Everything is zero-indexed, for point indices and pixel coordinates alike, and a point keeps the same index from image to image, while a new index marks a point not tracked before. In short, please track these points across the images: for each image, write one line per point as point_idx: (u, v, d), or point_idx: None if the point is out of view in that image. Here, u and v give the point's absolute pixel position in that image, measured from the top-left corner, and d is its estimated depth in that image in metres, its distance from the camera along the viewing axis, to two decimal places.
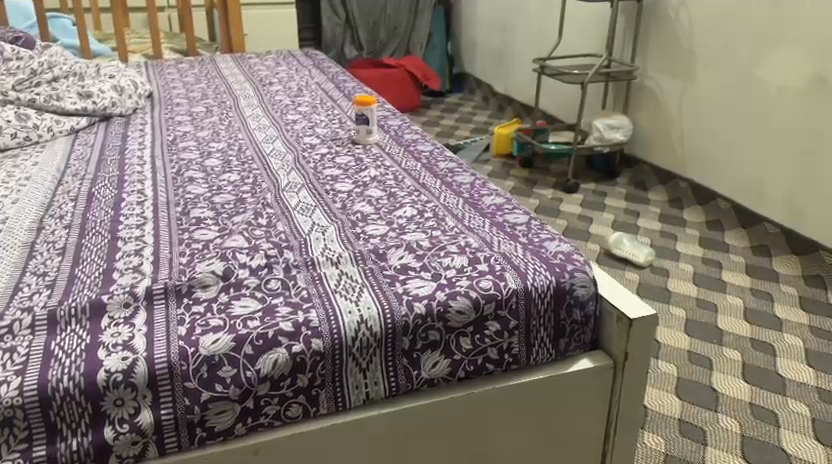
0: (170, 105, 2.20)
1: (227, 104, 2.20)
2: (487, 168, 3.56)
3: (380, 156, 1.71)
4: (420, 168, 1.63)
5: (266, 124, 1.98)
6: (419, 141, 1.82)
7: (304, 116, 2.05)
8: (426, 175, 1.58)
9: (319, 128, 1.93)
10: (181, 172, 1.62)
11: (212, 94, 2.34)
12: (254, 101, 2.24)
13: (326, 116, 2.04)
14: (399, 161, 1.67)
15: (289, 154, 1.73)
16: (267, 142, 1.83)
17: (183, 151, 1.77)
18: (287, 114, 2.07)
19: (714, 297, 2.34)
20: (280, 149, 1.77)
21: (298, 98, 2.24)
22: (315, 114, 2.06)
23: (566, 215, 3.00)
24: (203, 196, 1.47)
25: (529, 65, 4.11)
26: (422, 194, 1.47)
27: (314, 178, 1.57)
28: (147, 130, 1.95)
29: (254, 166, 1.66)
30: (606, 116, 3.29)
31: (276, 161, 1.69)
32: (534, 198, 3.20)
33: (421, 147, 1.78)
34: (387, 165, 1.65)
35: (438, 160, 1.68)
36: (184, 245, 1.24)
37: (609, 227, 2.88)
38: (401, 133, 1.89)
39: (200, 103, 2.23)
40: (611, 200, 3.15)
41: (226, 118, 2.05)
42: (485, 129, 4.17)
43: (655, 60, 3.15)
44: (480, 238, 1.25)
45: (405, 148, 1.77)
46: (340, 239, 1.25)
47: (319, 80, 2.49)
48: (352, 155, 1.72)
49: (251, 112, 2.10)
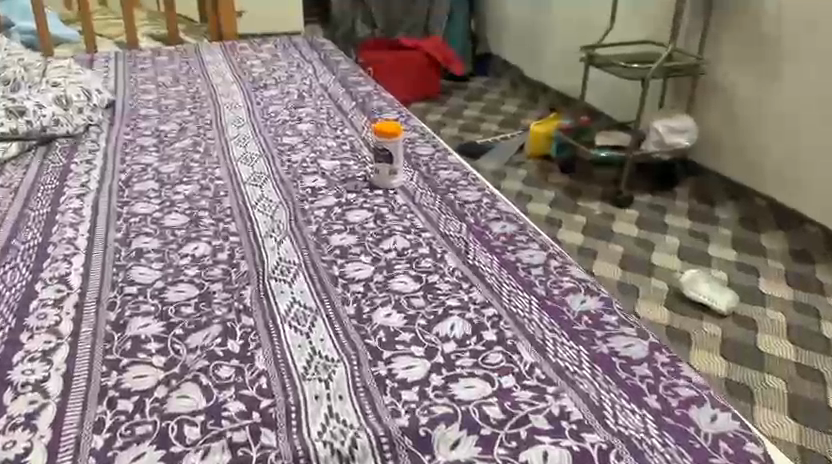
0: (135, 118, 1.87)
1: (208, 122, 1.88)
2: (520, 171, 3.07)
3: (415, 209, 1.57)
4: (457, 241, 1.46)
5: (254, 167, 1.70)
6: (453, 201, 1.62)
7: (309, 149, 1.79)
8: (457, 262, 1.39)
9: (327, 164, 1.73)
10: (131, 243, 1.39)
11: (192, 106, 1.96)
12: (243, 114, 1.94)
13: (332, 153, 1.77)
14: (420, 237, 1.46)
15: (293, 206, 1.56)
16: (252, 182, 1.64)
17: (135, 201, 1.53)
18: (286, 146, 1.80)
19: (821, 365, 1.89)
20: (286, 198, 1.58)
21: (295, 119, 1.93)
22: (323, 139, 1.84)
23: (620, 237, 2.52)
24: (149, 289, 1.26)
25: (567, 51, 3.58)
26: (475, 289, 1.31)
27: (306, 264, 1.37)
28: (94, 174, 1.61)
29: (249, 220, 1.49)
30: (664, 116, 2.78)
31: (272, 215, 1.52)
32: (580, 212, 2.70)
33: (459, 212, 1.58)
34: (411, 236, 1.47)
35: (483, 255, 1.42)
36: (104, 402, 1.02)
37: (675, 257, 2.39)
38: (431, 189, 1.67)
39: (173, 116, 1.90)
40: (674, 218, 2.65)
41: (206, 155, 1.73)
42: (514, 120, 3.67)
43: (727, 48, 2.63)
44: (583, 403, 1.05)
45: (436, 203, 1.61)
46: (352, 394, 1.05)
47: (329, 93, 2.09)
48: (364, 229, 1.49)
49: (235, 132, 1.84)
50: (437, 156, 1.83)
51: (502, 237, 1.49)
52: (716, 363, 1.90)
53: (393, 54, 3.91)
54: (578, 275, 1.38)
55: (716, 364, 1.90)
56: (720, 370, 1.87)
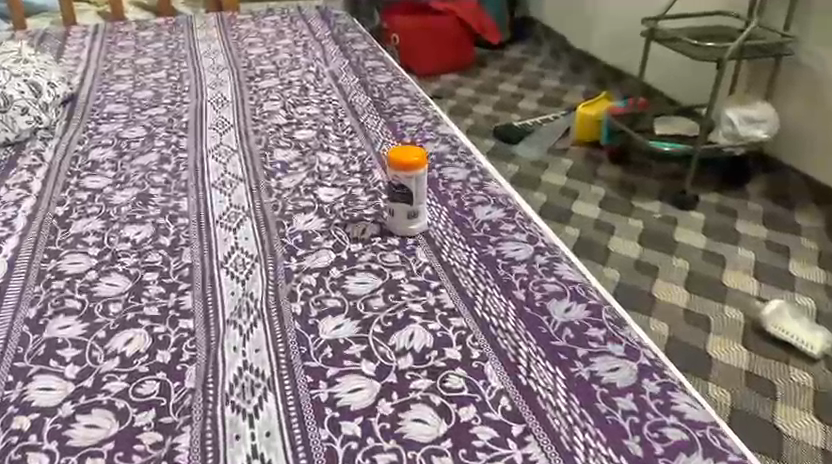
0: (96, 118, 1.54)
1: (185, 126, 1.51)
2: (564, 167, 2.62)
3: (441, 277, 1.14)
4: (501, 340, 1.02)
5: (232, 195, 1.32)
6: (497, 263, 1.17)
7: (304, 173, 1.39)
8: (500, 377, 0.96)
9: (327, 201, 1.31)
10: (45, 329, 1.02)
11: (166, 102, 1.60)
12: (229, 115, 1.56)
13: (334, 178, 1.37)
14: (447, 332, 1.03)
15: (273, 271, 1.14)
16: (225, 222, 1.25)
17: (66, 251, 1.16)
18: (275, 165, 1.41)
19: None
20: (269, 256, 1.17)
21: (291, 122, 1.55)
22: (323, 155, 1.44)
23: (684, 252, 2.13)
24: (48, 422, 0.88)
25: (622, 19, 3.12)
26: (531, 443, 0.87)
27: (281, 383, 0.95)
28: (26, 204, 1.26)
29: (212, 296, 1.09)
30: (740, 105, 2.36)
31: (243, 286, 1.11)
32: (635, 215, 2.32)
33: (504, 284, 1.13)
34: (436, 329, 1.03)
35: (538, 370, 0.97)
36: None
37: (753, 281, 2.00)
38: (464, 240, 1.22)
39: (142, 116, 1.55)
40: (746, 224, 2.26)
41: (171, 180, 1.35)
42: (558, 101, 3.18)
43: (823, 27, 2.18)
44: None
45: (471, 266, 1.16)
46: None
47: (338, 86, 1.69)
48: (367, 317, 1.05)
49: (214, 145, 1.46)
50: (474, 181, 1.39)
51: (567, 330, 1.04)
52: (810, 428, 1.55)
53: (422, 18, 3.46)
54: (692, 415, 0.92)
55: (811, 429, 1.55)
56: (815, 437, 1.53)
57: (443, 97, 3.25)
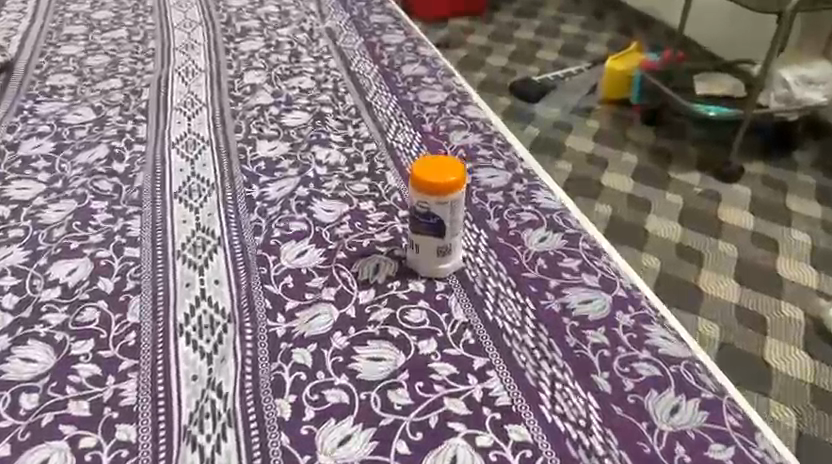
0: (32, 80, 1.17)
1: (145, 83, 1.14)
2: (591, 129, 2.22)
3: (494, 279, 0.72)
4: (605, 382, 0.61)
5: (195, 161, 0.92)
6: (578, 254, 0.76)
7: (280, 133, 0.98)
8: (618, 447, 0.56)
9: (319, 171, 0.90)
10: None
11: (121, 57, 1.25)
12: (201, 63, 1.20)
13: (334, 137, 0.97)
14: (517, 365, 0.62)
15: (242, 267, 0.74)
16: (183, 195, 0.85)
17: None
18: (253, 120, 1.01)
19: None
20: (234, 244, 0.77)
21: (279, 71, 1.16)
22: (288, 113, 1.03)
23: (730, 233, 1.82)
24: None
25: None
26: None
27: (247, 458, 0.55)
28: None
29: (154, 305, 0.70)
30: (799, 63, 2.05)
31: (197, 287, 0.71)
32: (674, 187, 1.98)
33: (593, 285, 0.71)
34: (496, 364, 0.62)
35: (680, 438, 0.57)
36: None
37: (814, 271, 1.71)
38: (523, 219, 0.81)
39: (92, 75, 1.18)
40: (798, 199, 1.95)
41: (112, 148, 0.96)
42: (580, 52, 2.77)
43: None
44: None
45: (532, 259, 0.75)
46: None
47: (327, 32, 1.31)
48: (377, 347, 0.64)
49: (180, 99, 1.08)
50: None
51: None
52: None
53: None
54: None
55: None
56: None
57: (452, 47, 2.84)
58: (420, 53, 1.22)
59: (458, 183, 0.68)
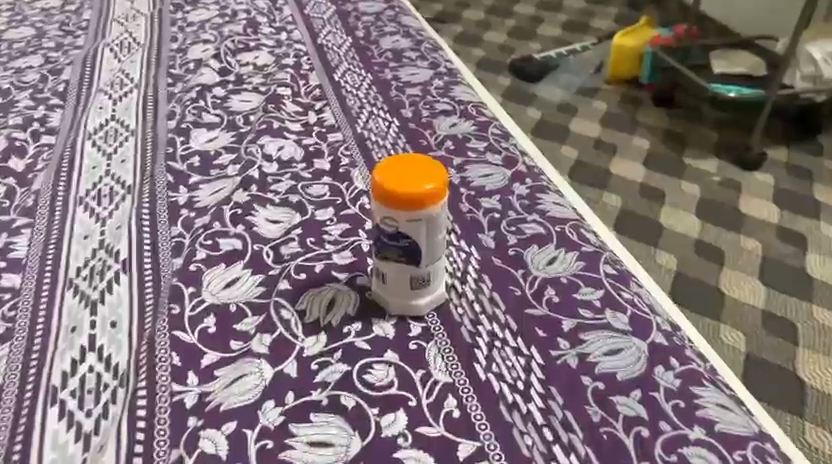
0: None
1: (68, 60, 0.94)
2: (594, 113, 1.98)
3: (489, 317, 0.54)
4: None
5: (112, 156, 0.73)
6: (600, 282, 0.57)
7: (224, 121, 0.77)
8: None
9: (267, 168, 0.70)
10: None
11: (47, 29, 1.05)
12: (139, 35, 1.00)
13: (290, 124, 0.77)
14: (521, 454, 0.44)
15: (150, 300, 0.55)
16: (89, 202, 0.67)
17: None
18: (191, 103, 0.81)
19: None
20: (145, 268, 0.58)
21: (231, 44, 0.96)
22: (236, 95, 0.82)
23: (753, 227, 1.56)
24: None
25: None
26: None
27: None
28: None
29: (25, 358, 0.52)
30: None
31: (85, 332, 0.53)
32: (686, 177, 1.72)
33: (623, 329, 0.53)
34: (490, 452, 0.44)
35: None
36: None
37: None
38: (526, 234, 0.62)
39: (7, 50, 0.99)
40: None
41: (13, 140, 0.77)
42: (585, 27, 2.56)
43: None
44: None
45: (540, 289, 0.56)
46: None
47: None
48: (328, 424, 0.46)
49: (107, 78, 0.88)
50: None
51: None
52: None
53: None
54: None
55: None
56: None
57: (447, 22, 2.62)
58: (403, 24, 1.02)
59: (435, 193, 0.48)
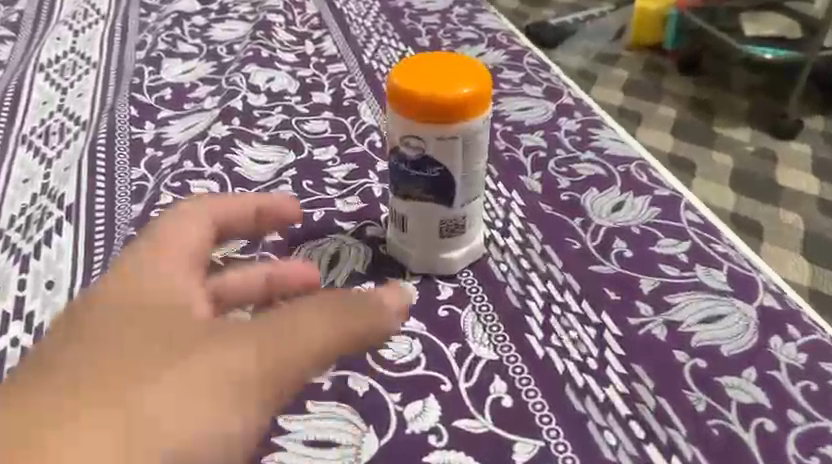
0: None
1: None
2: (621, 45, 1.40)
3: (542, 275, 0.41)
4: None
5: (67, 88, 0.60)
6: (682, 233, 0.44)
7: (203, 50, 0.64)
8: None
9: (253, 100, 0.56)
10: None
11: None
12: None
13: (283, 53, 0.63)
14: (602, 458, 0.32)
15: (99, 256, 0.43)
16: (35, 140, 0.54)
17: None
18: (165, 32, 0.67)
19: None
20: (96, 217, 0.46)
21: None
22: (221, 23, 0.69)
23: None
24: None
25: None
26: None
27: None
28: None
29: None
30: None
31: (10, 294, 0.41)
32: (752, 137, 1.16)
33: (720, 291, 0.40)
34: (558, 455, 0.32)
35: None
36: None
37: None
38: (580, 175, 0.48)
39: None
40: None
41: None
42: None
43: None
44: None
45: (606, 242, 0.43)
46: None
47: None
48: (329, 419, 0.33)
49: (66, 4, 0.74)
50: None
51: None
52: None
53: None
54: None
55: None
56: None
57: None
58: None
59: (477, 98, 0.36)
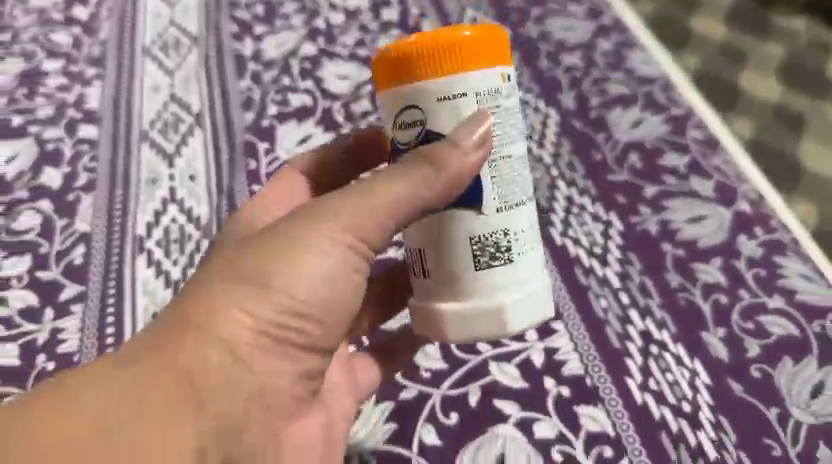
0: None
1: None
2: None
3: (567, 181, 0.52)
4: (721, 346, 0.44)
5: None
6: (686, 148, 0.54)
7: None
8: (736, 449, 0.41)
9: (331, 18, 0.65)
10: None
11: None
12: None
13: None
14: (594, 316, 0.45)
15: (225, 159, 0.56)
16: (156, 52, 0.65)
17: None
18: None
19: None
20: (217, 126, 0.58)
21: None
22: None
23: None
24: None
25: None
26: None
27: None
28: None
29: (110, 202, 0.55)
30: None
31: (163, 185, 0.55)
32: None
33: (706, 197, 0.51)
34: (563, 313, 0.46)
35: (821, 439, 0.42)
36: None
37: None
38: (610, 94, 0.58)
39: None
40: None
41: None
42: None
43: None
44: None
45: (622, 155, 0.54)
46: None
47: None
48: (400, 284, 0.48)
49: None
50: None
51: None
52: None
53: None
54: None
55: None
56: None
57: None
58: None
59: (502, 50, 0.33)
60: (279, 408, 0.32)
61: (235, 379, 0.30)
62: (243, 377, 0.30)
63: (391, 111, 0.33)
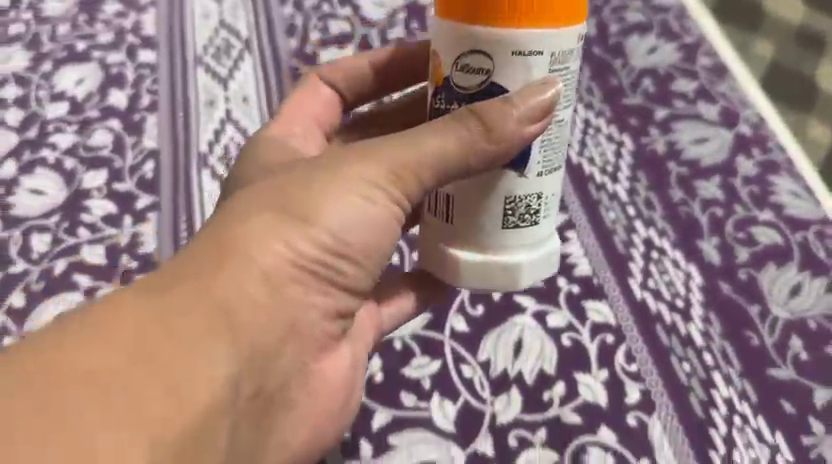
0: None
1: None
2: None
3: (585, 105, 0.57)
4: (714, 251, 0.51)
5: None
6: (696, 74, 0.59)
7: None
8: (722, 340, 0.48)
9: None
10: None
11: None
12: None
13: None
14: (604, 225, 0.52)
15: (274, 82, 0.63)
16: None
17: None
18: None
19: None
20: (266, 52, 0.64)
21: None
22: None
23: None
24: None
25: None
26: None
27: None
28: None
29: (173, 121, 0.61)
30: None
31: (220, 106, 0.62)
32: None
33: (710, 120, 0.56)
34: (576, 223, 0.52)
35: (799, 331, 0.48)
36: None
37: None
38: (628, 22, 0.62)
39: None
40: None
41: None
42: None
43: None
44: None
45: (637, 80, 0.58)
46: None
47: None
48: None
49: None
50: None
51: None
52: None
53: None
54: None
55: None
56: None
57: None
58: None
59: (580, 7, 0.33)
60: (307, 339, 0.36)
61: (276, 314, 0.34)
62: (282, 311, 0.34)
63: (457, 46, 0.34)
